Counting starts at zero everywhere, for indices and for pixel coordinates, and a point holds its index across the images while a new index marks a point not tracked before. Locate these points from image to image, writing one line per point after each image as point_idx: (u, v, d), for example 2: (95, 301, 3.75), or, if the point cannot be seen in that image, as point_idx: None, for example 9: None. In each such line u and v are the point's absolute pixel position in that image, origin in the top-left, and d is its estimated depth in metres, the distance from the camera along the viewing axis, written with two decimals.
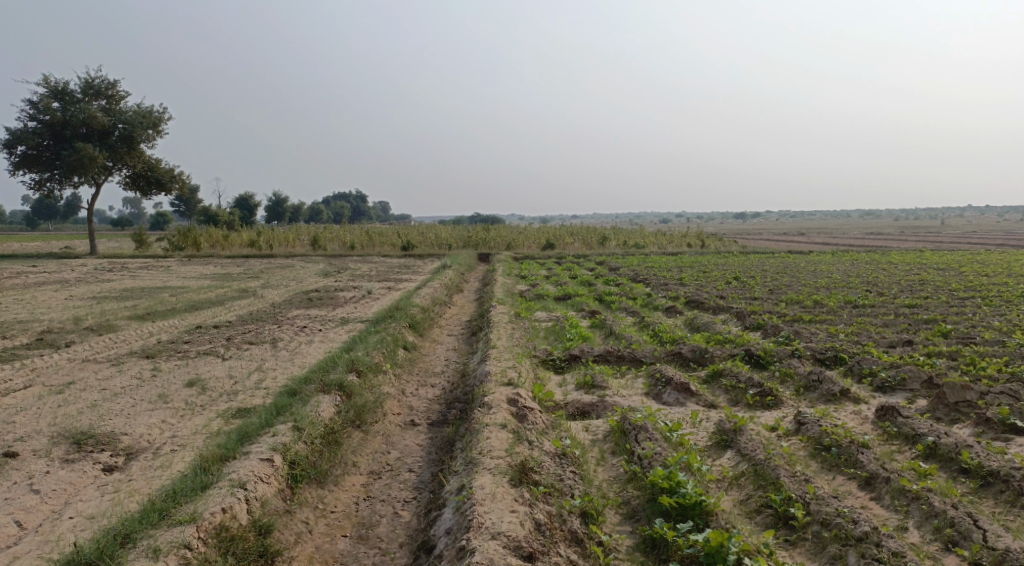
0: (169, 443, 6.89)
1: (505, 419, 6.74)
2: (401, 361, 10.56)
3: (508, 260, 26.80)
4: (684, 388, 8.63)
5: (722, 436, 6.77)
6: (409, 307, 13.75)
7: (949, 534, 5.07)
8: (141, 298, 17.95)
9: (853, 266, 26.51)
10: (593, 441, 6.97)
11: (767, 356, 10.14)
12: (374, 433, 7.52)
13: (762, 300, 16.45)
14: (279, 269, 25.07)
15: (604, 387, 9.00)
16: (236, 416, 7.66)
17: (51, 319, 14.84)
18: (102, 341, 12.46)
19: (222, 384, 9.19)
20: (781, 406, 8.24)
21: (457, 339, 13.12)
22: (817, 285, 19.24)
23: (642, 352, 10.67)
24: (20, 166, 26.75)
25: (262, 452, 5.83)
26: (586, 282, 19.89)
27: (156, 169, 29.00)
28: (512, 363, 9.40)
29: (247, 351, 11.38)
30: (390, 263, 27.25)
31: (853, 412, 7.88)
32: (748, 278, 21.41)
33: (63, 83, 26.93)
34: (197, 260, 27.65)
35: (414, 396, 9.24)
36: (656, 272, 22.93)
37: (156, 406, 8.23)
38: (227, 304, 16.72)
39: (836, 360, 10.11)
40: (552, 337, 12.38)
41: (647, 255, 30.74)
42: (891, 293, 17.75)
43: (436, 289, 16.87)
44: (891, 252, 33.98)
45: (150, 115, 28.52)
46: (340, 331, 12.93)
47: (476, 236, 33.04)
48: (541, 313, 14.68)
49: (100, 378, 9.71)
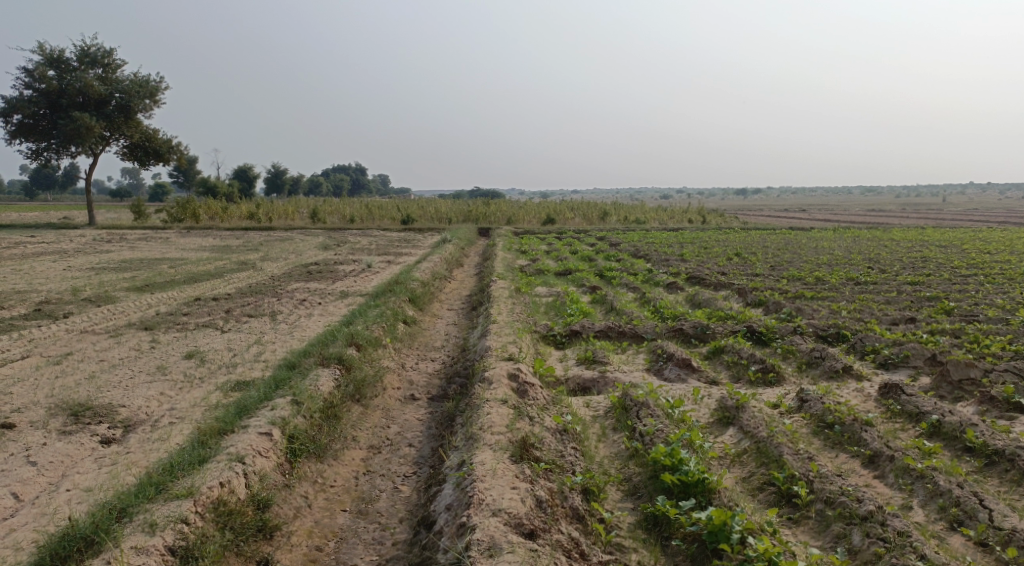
0: (167, 416, 6.84)
1: (506, 394, 6.69)
2: (401, 335, 10.50)
3: (508, 234, 26.67)
4: (685, 364, 8.58)
5: (725, 413, 6.72)
6: (409, 281, 13.66)
7: (954, 514, 5.04)
8: (140, 269, 17.85)
9: (854, 243, 26.39)
10: (595, 417, 6.93)
11: (769, 333, 10.08)
12: (374, 407, 7.47)
13: (764, 276, 16.36)
14: (278, 242, 24.94)
15: (605, 363, 8.94)
16: (235, 389, 7.61)
17: (49, 290, 14.75)
18: (100, 312, 12.38)
19: (220, 357, 9.13)
20: (783, 383, 8.19)
21: (457, 314, 13.05)
22: (819, 262, 19.14)
23: (644, 328, 10.60)
24: (16, 135, 26.50)
25: (261, 426, 5.77)
26: (587, 257, 19.79)
27: (154, 140, 28.73)
28: (513, 338, 9.34)
29: (246, 324, 11.31)
30: (390, 236, 27.10)
31: (856, 389, 7.83)
32: (749, 254, 21.31)
33: (59, 51, 26.56)
34: (196, 232, 27.50)
35: (414, 370, 9.18)
36: (657, 248, 22.82)
37: (154, 378, 8.17)
38: (226, 277, 16.63)
39: (839, 337, 10.05)
40: (553, 313, 12.32)
41: (648, 230, 30.60)
42: (893, 270, 17.66)
43: (436, 263, 16.76)
44: (893, 229, 33.82)
45: (148, 85, 28.18)
46: (339, 304, 12.86)
47: (476, 210, 32.85)
48: (542, 288, 14.60)
49: (97, 350, 9.65)
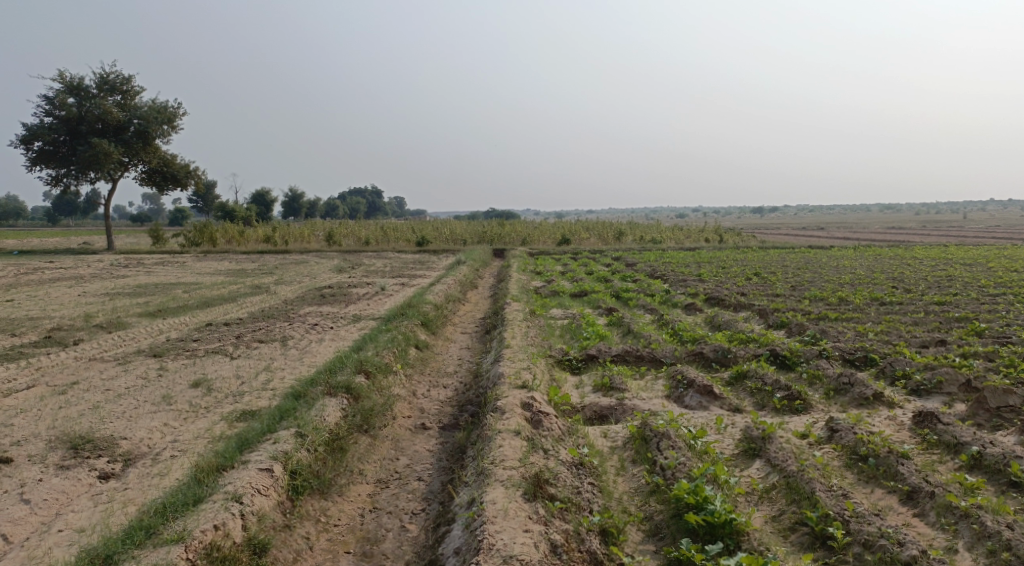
0: (168, 449, 6.61)
1: (520, 425, 6.39)
2: (413, 360, 10.24)
3: (524, 255, 26.45)
4: (707, 391, 8.24)
5: (750, 444, 6.38)
6: (422, 304, 13.42)
7: (1004, 559, 4.67)
8: (153, 294, 17.77)
9: (876, 261, 25.89)
10: (613, 449, 6.61)
11: (793, 357, 9.72)
12: (383, 438, 7.20)
13: (785, 297, 15.97)
14: (293, 265, 24.87)
15: (623, 390, 8.62)
16: (240, 419, 7.37)
17: (61, 316, 14.67)
18: (110, 339, 12.24)
19: (228, 385, 8.91)
20: (810, 411, 7.83)
21: (470, 338, 12.78)
22: (841, 282, 18.70)
23: (663, 352, 10.26)
24: (37, 162, 26.75)
25: (261, 462, 5.52)
26: (602, 278, 19.49)
27: (171, 165, 28.90)
28: (527, 364, 9.04)
29: (256, 350, 11.11)
30: (405, 258, 26.96)
31: (888, 417, 7.46)
32: (768, 273, 20.91)
33: (79, 79, 26.87)
34: (212, 256, 27.55)
35: (425, 398, 8.91)
36: (674, 268, 22.49)
37: (158, 408, 7.96)
38: (239, 301, 16.50)
39: (866, 360, 9.66)
40: (568, 336, 12.02)
41: (664, 250, 30.27)
42: (918, 290, 17.20)
43: (450, 285, 16.55)
44: (915, 247, 33.22)
45: (166, 110, 28.41)
46: (351, 329, 12.64)
47: (492, 231, 32.70)
48: (556, 310, 14.32)
49: (104, 378, 9.47)
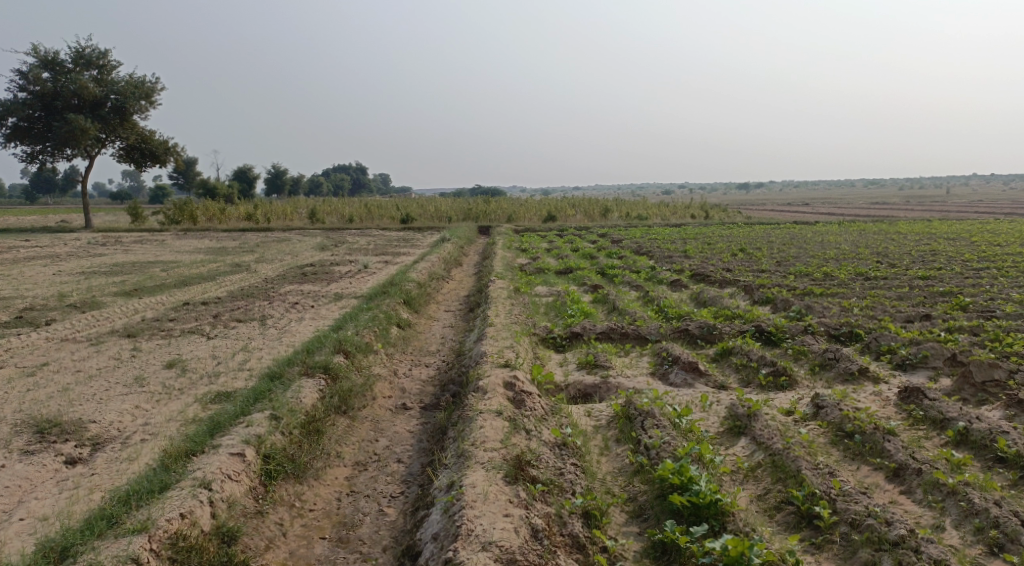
0: (139, 432, 6.41)
1: (501, 405, 6.24)
2: (394, 340, 10.07)
3: (509, 232, 26.22)
4: (692, 368, 8.13)
5: (736, 422, 6.27)
6: (405, 282, 13.21)
7: (993, 537, 4.59)
8: (131, 273, 17.39)
9: (861, 237, 25.90)
10: (597, 428, 6.48)
11: (779, 333, 9.63)
12: (362, 419, 7.04)
13: (770, 272, 15.90)
14: (275, 243, 24.51)
15: (608, 367, 8.49)
16: (215, 401, 7.18)
17: (35, 296, 14.30)
18: (85, 319, 11.95)
19: (203, 366, 8.69)
20: (796, 387, 7.74)
21: (453, 316, 12.60)
22: (826, 257, 18.64)
23: (648, 329, 10.13)
24: (11, 139, 26.09)
25: (232, 446, 5.35)
26: (587, 255, 19.34)
27: (149, 141, 28.28)
28: (510, 343, 8.87)
29: (234, 330, 10.88)
30: (389, 236, 26.65)
31: (873, 393, 7.38)
32: (754, 249, 20.83)
33: (53, 52, 26.15)
34: (193, 234, 27.09)
35: (406, 377, 8.74)
36: (660, 245, 22.36)
37: (131, 390, 7.74)
38: (218, 280, 16.19)
39: (852, 336, 9.60)
40: (553, 313, 11.86)
41: (650, 227, 30.12)
42: (903, 264, 17.17)
43: (434, 263, 16.34)
44: (899, 222, 33.31)
45: (143, 86, 27.74)
46: (332, 307, 12.42)
47: (477, 208, 32.38)
48: (541, 287, 14.17)
49: (75, 360, 9.21)
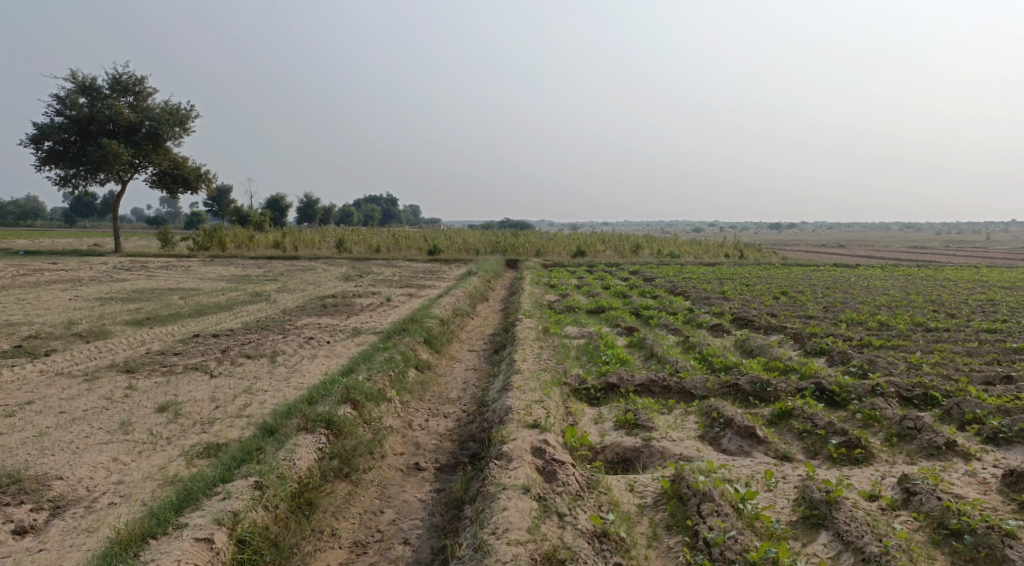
0: (108, 494, 5.58)
1: (529, 479, 5.27)
2: (411, 385, 9.15)
3: (536, 267, 25.33)
4: (748, 433, 7.07)
5: (812, 510, 5.26)
6: (426, 319, 12.30)
7: None
8: (148, 300, 16.74)
9: (908, 282, 24.53)
10: (642, 509, 5.46)
11: (842, 392, 8.55)
12: (368, 484, 6.07)
13: (819, 319, 14.76)
14: (300, 272, 23.93)
15: (650, 429, 7.44)
16: (202, 456, 6.29)
17: (42, 322, 13.62)
18: (86, 350, 11.20)
19: (198, 410, 7.81)
20: (872, 463, 6.68)
21: (477, 358, 11.65)
22: (877, 304, 17.42)
23: (693, 382, 9.06)
24: (46, 162, 25.98)
25: (200, 529, 4.58)
26: (620, 293, 18.39)
27: (182, 167, 28.03)
28: (540, 395, 7.87)
29: (241, 367, 10.03)
30: (415, 268, 25.96)
31: (968, 474, 6.30)
32: (797, 293, 19.65)
33: (91, 78, 26.14)
34: (220, 261, 26.67)
35: (421, 430, 7.77)
36: (696, 284, 21.31)
37: (112, 438, 6.87)
38: (235, 310, 15.42)
39: (926, 399, 8.51)
40: (585, 358, 10.87)
41: (683, 265, 29.03)
42: (963, 315, 15.86)
43: (459, 298, 15.47)
44: (944, 267, 31.84)
45: (178, 112, 27.59)
46: (349, 345, 11.56)
47: (505, 241, 31.61)
48: (571, 328, 13.19)
49: (64, 398, 8.41)
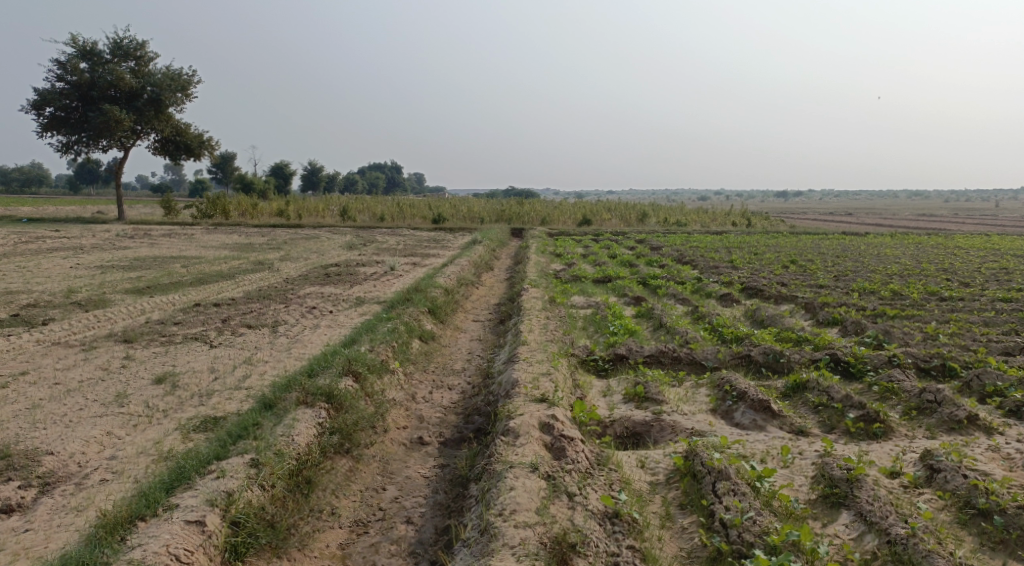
0: (99, 470, 5.41)
1: (537, 457, 5.08)
2: (415, 356, 8.93)
3: (543, 236, 25.01)
4: (762, 407, 6.85)
5: (832, 488, 5.09)
6: (430, 288, 12.04)
7: None
8: (149, 269, 16.51)
9: (919, 250, 24.13)
10: (653, 487, 5.26)
11: (858, 364, 8.30)
12: (369, 459, 5.88)
13: (831, 288, 14.46)
14: (304, 240, 23.67)
15: (661, 402, 7.21)
16: (198, 430, 6.10)
17: (41, 291, 13.42)
18: (84, 319, 11.00)
19: (196, 382, 7.60)
20: (891, 437, 6.46)
21: (482, 328, 11.42)
22: (888, 273, 17.10)
23: (704, 353, 8.81)
24: (48, 128, 25.61)
25: (191, 510, 4.42)
26: (627, 262, 18.10)
27: (183, 134, 27.62)
28: (548, 367, 7.64)
29: (241, 337, 9.81)
30: (420, 236, 25.67)
31: (992, 448, 6.08)
32: (807, 261, 19.32)
33: (91, 43, 25.63)
34: (223, 229, 26.39)
35: (425, 403, 7.55)
36: (703, 253, 21.00)
37: (106, 411, 6.67)
38: (237, 278, 15.18)
39: (945, 371, 8.27)
40: (592, 329, 10.63)
41: (691, 234, 28.71)
42: (977, 284, 15.53)
43: (464, 267, 15.21)
44: (955, 236, 31.37)
45: (179, 78, 27.08)
46: (352, 314, 11.33)
47: (510, 209, 31.23)
48: (578, 298, 12.94)
49: (60, 369, 8.22)
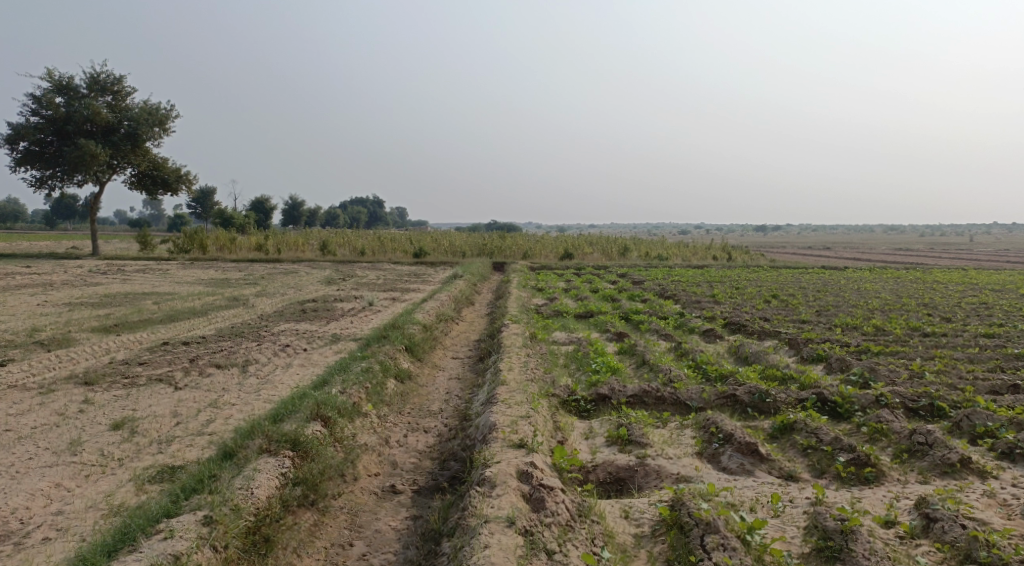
0: (43, 528, 5.05)
1: (514, 512, 4.80)
2: (390, 397, 8.60)
3: (524, 270, 24.84)
4: (749, 450, 6.60)
5: (826, 540, 4.85)
6: (408, 325, 11.73)
7: None
8: (119, 305, 16.05)
9: (898, 285, 24.24)
10: (638, 540, 4.98)
11: (845, 403, 8.09)
12: (337, 512, 5.54)
13: (814, 324, 14.33)
14: (282, 275, 23.30)
15: (645, 445, 6.93)
16: (154, 481, 5.73)
17: (4, 330, 12.93)
18: (46, 359, 10.56)
19: (157, 428, 7.20)
20: (883, 482, 6.22)
21: (461, 366, 11.12)
22: (870, 308, 17.05)
23: (688, 392, 8.55)
24: (21, 163, 25.18)
25: None
26: (609, 297, 17.92)
27: (161, 168, 27.29)
28: (527, 408, 7.35)
29: (208, 378, 9.43)
30: (400, 271, 25.39)
31: (988, 494, 5.87)
32: (789, 296, 19.26)
33: (68, 77, 25.37)
34: (200, 264, 25.97)
35: (399, 447, 7.21)
36: (685, 287, 20.91)
37: (57, 459, 6.27)
38: (209, 315, 14.77)
39: (933, 411, 8.08)
40: (574, 367, 10.36)
41: (672, 268, 28.66)
42: (959, 319, 15.50)
43: (444, 302, 14.94)
44: (932, 270, 31.63)
45: (157, 112, 26.83)
46: (327, 353, 10.99)
47: (491, 243, 31.08)
48: (559, 334, 12.69)
49: (14, 413, 7.80)
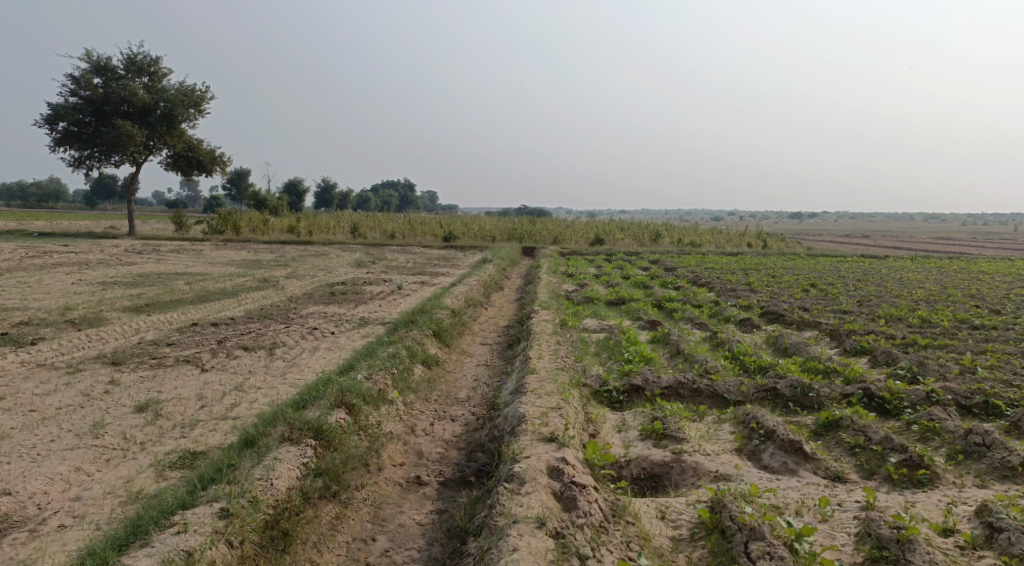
0: (59, 514, 4.94)
1: (545, 512, 4.55)
2: (417, 383, 8.37)
3: (555, 255, 24.50)
4: (793, 449, 6.24)
5: (881, 551, 4.53)
6: (436, 309, 11.50)
7: None
8: (152, 285, 16.07)
9: (942, 275, 23.41)
10: (677, 544, 4.70)
11: (893, 400, 7.67)
12: (360, 504, 5.35)
13: (856, 314, 13.79)
14: (312, 257, 23.27)
15: (681, 440, 6.60)
16: (174, 467, 5.57)
17: (37, 308, 12.98)
18: (76, 339, 10.53)
19: (180, 411, 7.06)
20: (937, 486, 5.84)
21: (490, 352, 10.87)
22: (913, 298, 16.41)
23: (726, 385, 8.18)
24: (60, 143, 25.43)
25: None
26: (641, 283, 17.54)
27: (196, 149, 27.40)
28: (558, 399, 7.06)
29: (235, 361, 9.30)
30: (429, 254, 25.22)
31: None
32: (827, 285, 18.67)
33: (106, 59, 25.51)
34: (233, 245, 26.06)
35: (425, 436, 6.98)
36: (720, 275, 20.41)
37: (79, 442, 6.15)
38: (239, 296, 14.70)
39: (987, 409, 7.63)
40: (606, 355, 10.05)
41: (706, 255, 28.12)
42: (1009, 311, 14.82)
43: (473, 287, 14.69)
44: (976, 260, 30.60)
45: (193, 94, 26.90)
46: (354, 337, 10.80)
47: (522, 228, 30.75)
48: (590, 321, 12.37)
49: (40, 393, 7.73)
